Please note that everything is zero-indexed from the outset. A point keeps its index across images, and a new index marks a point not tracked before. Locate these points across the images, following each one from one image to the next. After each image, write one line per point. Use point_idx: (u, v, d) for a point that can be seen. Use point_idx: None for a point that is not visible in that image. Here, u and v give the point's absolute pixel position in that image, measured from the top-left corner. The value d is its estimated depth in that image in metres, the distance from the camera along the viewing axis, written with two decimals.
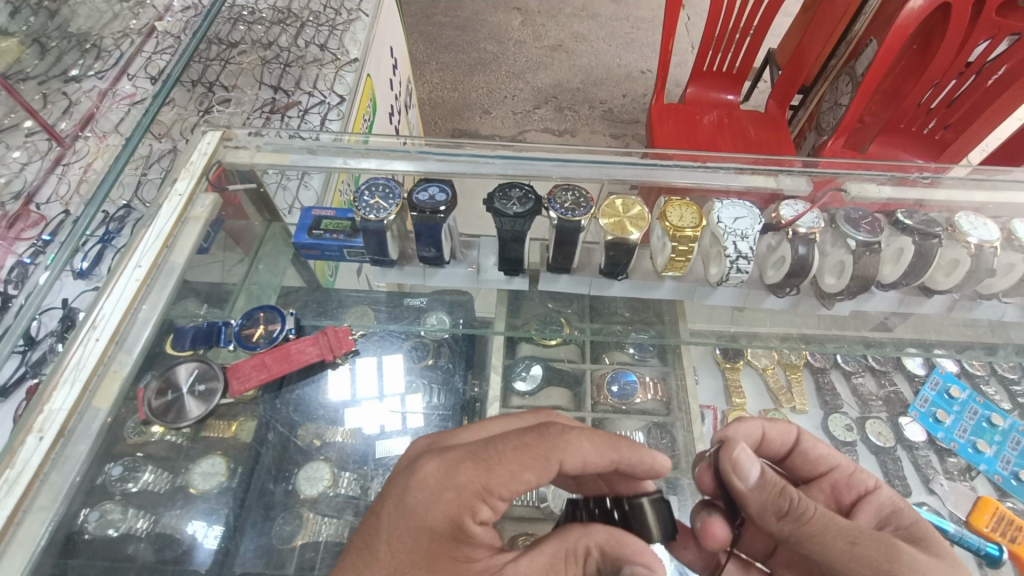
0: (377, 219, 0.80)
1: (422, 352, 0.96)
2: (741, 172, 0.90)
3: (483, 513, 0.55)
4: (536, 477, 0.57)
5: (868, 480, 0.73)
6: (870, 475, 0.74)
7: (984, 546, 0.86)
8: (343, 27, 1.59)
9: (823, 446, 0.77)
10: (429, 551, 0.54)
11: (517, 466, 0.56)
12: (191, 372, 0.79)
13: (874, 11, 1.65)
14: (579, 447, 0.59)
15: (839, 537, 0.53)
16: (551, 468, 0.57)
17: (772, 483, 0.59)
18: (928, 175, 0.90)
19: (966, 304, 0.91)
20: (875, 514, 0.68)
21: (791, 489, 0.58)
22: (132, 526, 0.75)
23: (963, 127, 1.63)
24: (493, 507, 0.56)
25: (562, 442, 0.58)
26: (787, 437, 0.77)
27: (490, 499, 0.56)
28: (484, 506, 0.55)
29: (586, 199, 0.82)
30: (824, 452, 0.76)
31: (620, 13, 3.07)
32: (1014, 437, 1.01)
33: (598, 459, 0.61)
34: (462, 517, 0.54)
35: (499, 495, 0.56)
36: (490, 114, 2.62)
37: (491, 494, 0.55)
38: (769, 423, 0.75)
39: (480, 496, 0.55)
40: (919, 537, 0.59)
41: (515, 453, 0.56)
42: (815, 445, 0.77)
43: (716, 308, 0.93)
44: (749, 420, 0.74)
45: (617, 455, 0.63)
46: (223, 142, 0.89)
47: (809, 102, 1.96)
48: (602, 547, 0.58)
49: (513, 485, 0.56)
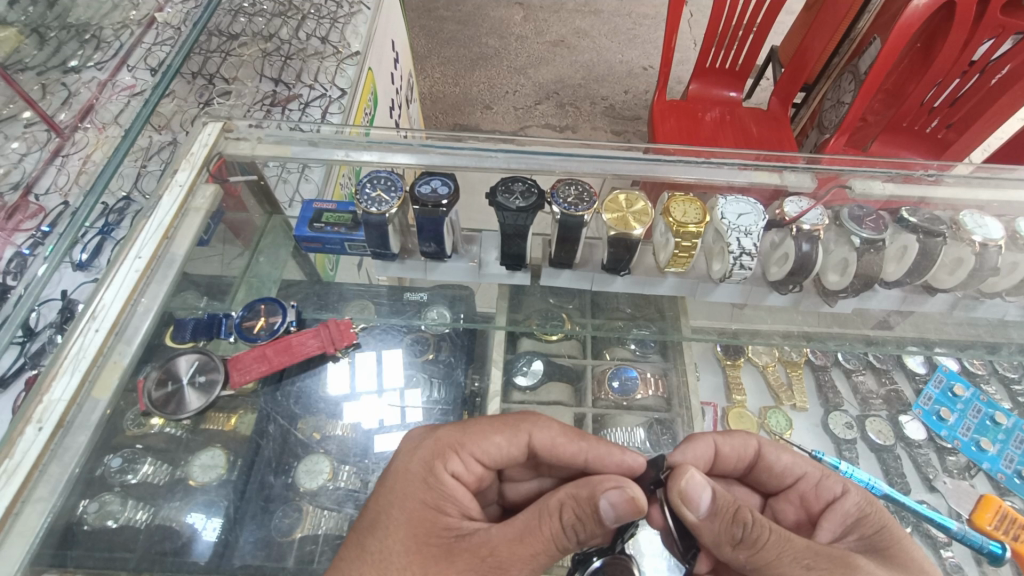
0: (379, 212, 0.79)
1: (422, 347, 0.95)
2: (744, 167, 0.89)
3: (454, 465, 0.66)
4: (504, 441, 0.69)
5: (834, 487, 0.72)
6: (838, 481, 0.72)
7: (987, 543, 0.85)
8: (345, 20, 1.58)
9: (786, 455, 0.75)
10: (406, 493, 0.63)
11: (486, 428, 0.69)
12: (192, 364, 0.78)
13: (877, 10, 1.65)
14: (548, 427, 0.70)
15: (795, 563, 0.53)
16: (519, 437, 0.70)
17: (725, 510, 0.58)
18: (932, 173, 0.90)
19: (968, 302, 0.91)
20: (839, 524, 0.67)
21: (744, 516, 0.57)
22: (131, 517, 0.74)
23: (965, 127, 1.62)
24: (465, 467, 0.67)
25: (529, 417, 0.71)
26: (745, 453, 0.75)
27: (461, 454, 0.67)
28: (455, 459, 0.67)
29: (589, 194, 0.81)
30: (787, 463, 0.75)
31: (622, 9, 3.06)
32: (1018, 436, 0.99)
33: (566, 442, 0.70)
34: (435, 465, 0.65)
35: (470, 454, 0.68)
36: (491, 110, 2.61)
37: (462, 449, 0.67)
38: (722, 437, 0.74)
39: (452, 448, 0.67)
40: (880, 548, 0.60)
41: (486, 422, 0.70)
42: (778, 457, 0.75)
43: (716, 304, 0.92)
44: (699, 441, 0.73)
45: (586, 443, 0.70)
46: (224, 133, 0.89)
47: (812, 100, 1.96)
48: (572, 494, 0.58)
49: (480, 443, 0.68)
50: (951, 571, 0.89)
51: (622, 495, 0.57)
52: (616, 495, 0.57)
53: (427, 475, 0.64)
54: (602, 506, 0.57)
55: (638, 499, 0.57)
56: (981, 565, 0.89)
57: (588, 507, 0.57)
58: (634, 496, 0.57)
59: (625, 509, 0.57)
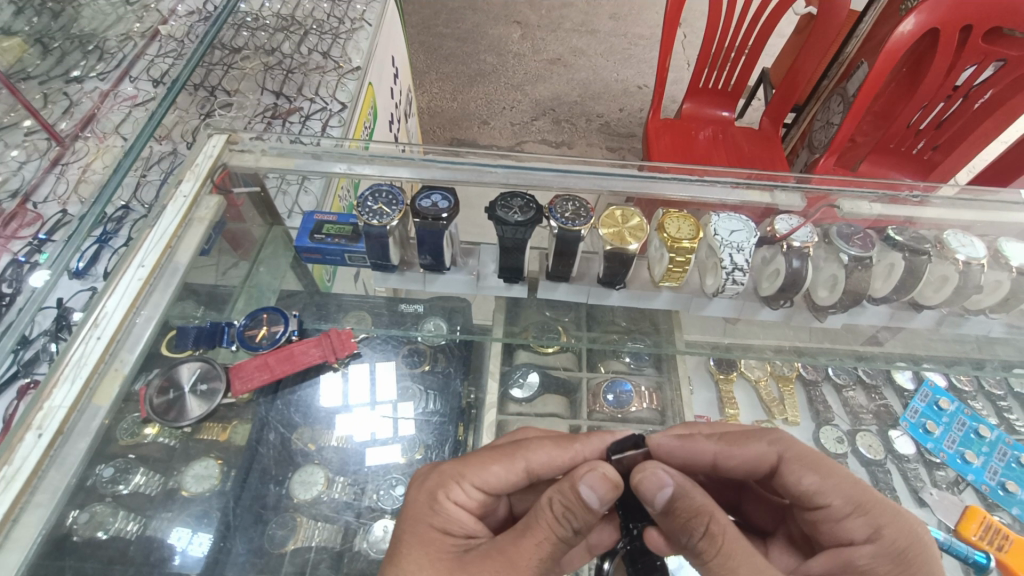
0: (379, 225, 0.81)
1: (419, 358, 0.96)
2: (736, 186, 0.92)
3: (457, 494, 0.66)
4: (502, 469, 0.68)
5: (857, 530, 0.61)
6: (864, 525, 0.61)
7: (972, 554, 0.89)
8: (346, 36, 1.60)
9: (811, 477, 0.64)
10: (413, 519, 0.64)
11: (485, 458, 0.68)
12: (194, 372, 0.80)
13: (864, 36, 1.72)
14: (542, 447, 0.70)
15: None
16: (516, 464, 0.68)
17: (680, 513, 0.59)
18: (918, 194, 0.93)
19: (954, 319, 0.93)
20: (834, 564, 0.60)
21: (697, 525, 0.57)
22: (121, 528, 0.74)
23: (951, 148, 1.67)
24: (468, 495, 0.66)
25: (523, 443, 0.70)
26: (759, 465, 0.68)
27: (462, 482, 0.67)
28: (456, 487, 0.66)
29: (587, 210, 0.83)
30: (810, 489, 0.64)
31: (618, 29, 3.12)
32: (1001, 449, 1.03)
33: (562, 454, 0.69)
34: (438, 491, 0.66)
35: (471, 482, 0.67)
36: (488, 125, 2.65)
37: (462, 478, 0.67)
38: (724, 452, 0.69)
39: (452, 477, 0.67)
40: None
41: (484, 452, 0.70)
42: (798, 480, 0.65)
43: (709, 319, 0.94)
44: (699, 443, 0.70)
45: (576, 452, 0.70)
46: (228, 146, 0.90)
47: (801, 121, 2.00)
48: (556, 487, 0.59)
49: (480, 473, 0.67)
50: None
51: (597, 475, 0.59)
52: (592, 476, 0.59)
53: (432, 503, 0.65)
54: (583, 491, 0.58)
55: (609, 475, 0.60)
56: None
57: (572, 495, 0.58)
58: (606, 473, 0.60)
59: (604, 490, 0.59)
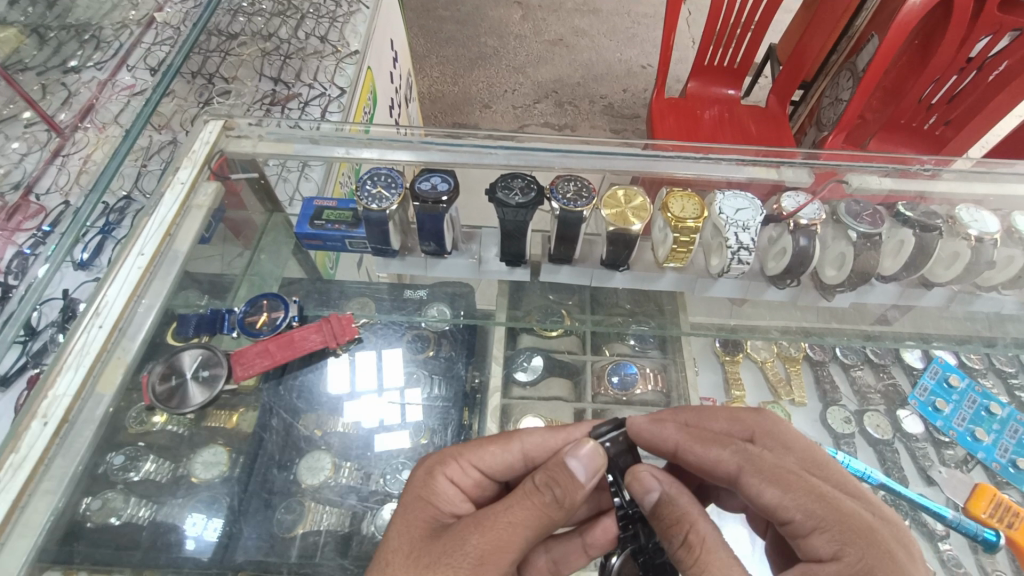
0: (379, 209, 0.80)
1: (422, 344, 0.95)
2: (743, 163, 0.90)
3: (452, 471, 0.67)
4: (499, 450, 0.69)
5: (823, 550, 0.53)
6: (831, 544, 0.52)
7: (981, 532, 0.90)
8: (343, 19, 1.58)
9: (771, 491, 0.57)
10: (406, 491, 0.66)
11: (485, 440, 0.70)
12: (196, 359, 0.79)
13: (874, 9, 1.67)
14: (538, 432, 0.71)
15: None
16: (512, 446, 0.69)
17: (663, 517, 0.61)
18: (929, 168, 0.91)
19: (966, 296, 0.91)
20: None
21: (676, 534, 0.59)
22: (133, 514, 0.75)
23: (963, 124, 1.63)
24: (464, 474, 0.68)
25: (521, 428, 0.72)
26: (719, 470, 0.63)
27: (459, 460, 0.68)
28: (453, 465, 0.68)
29: (588, 190, 0.82)
30: (770, 503, 0.57)
31: (621, 7, 3.06)
32: (1012, 426, 1.02)
33: (554, 439, 0.70)
34: (435, 466, 0.67)
35: (469, 462, 0.69)
36: (490, 108, 2.62)
37: (460, 456, 0.69)
38: (687, 445, 0.66)
39: (450, 455, 0.69)
40: None
41: (485, 435, 0.72)
42: (759, 493, 0.58)
43: (715, 300, 0.93)
44: (664, 429, 0.68)
45: (568, 434, 0.71)
46: (225, 132, 0.89)
47: (810, 98, 1.96)
48: (545, 462, 0.60)
49: (478, 451, 0.69)
50: (948, 561, 0.91)
51: (586, 450, 0.59)
52: (579, 448, 0.59)
53: (426, 475, 0.66)
54: (569, 464, 0.58)
55: (598, 449, 0.60)
56: (976, 554, 0.92)
57: (557, 465, 0.58)
58: (594, 448, 0.60)
59: (590, 463, 0.59)
